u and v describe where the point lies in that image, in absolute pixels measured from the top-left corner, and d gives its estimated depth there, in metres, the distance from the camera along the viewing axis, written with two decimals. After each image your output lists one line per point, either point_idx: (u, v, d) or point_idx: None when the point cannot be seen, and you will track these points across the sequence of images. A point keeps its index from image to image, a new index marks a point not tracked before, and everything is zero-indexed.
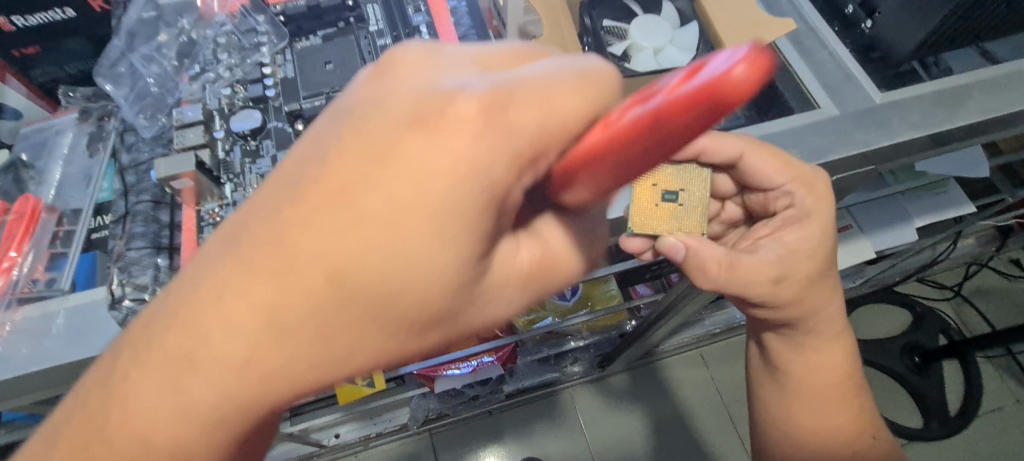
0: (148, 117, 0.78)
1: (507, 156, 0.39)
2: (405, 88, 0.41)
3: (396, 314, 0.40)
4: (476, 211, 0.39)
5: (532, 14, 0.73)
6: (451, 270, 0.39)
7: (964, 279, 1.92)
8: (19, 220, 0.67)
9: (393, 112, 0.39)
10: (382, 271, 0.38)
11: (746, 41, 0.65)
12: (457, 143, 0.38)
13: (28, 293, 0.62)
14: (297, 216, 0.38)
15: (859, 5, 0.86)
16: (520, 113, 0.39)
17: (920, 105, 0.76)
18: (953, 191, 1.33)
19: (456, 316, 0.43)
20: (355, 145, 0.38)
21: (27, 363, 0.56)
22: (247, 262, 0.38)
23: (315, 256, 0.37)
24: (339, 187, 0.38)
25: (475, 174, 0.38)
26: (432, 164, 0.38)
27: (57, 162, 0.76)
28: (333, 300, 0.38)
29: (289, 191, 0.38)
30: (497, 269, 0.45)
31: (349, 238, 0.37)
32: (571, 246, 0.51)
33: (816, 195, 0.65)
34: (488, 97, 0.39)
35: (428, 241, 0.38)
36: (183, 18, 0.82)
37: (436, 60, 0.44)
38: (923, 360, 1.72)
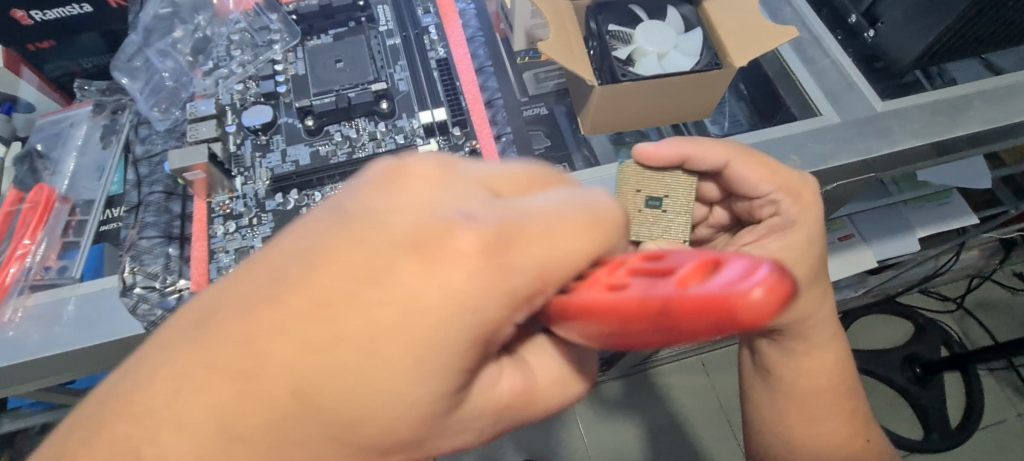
0: (163, 110, 0.79)
1: (502, 299, 0.40)
2: (379, 204, 0.42)
3: (358, 435, 0.41)
4: (449, 348, 0.39)
5: (538, 18, 0.76)
6: (418, 404, 0.40)
7: (967, 292, 1.92)
8: (33, 209, 0.68)
9: (394, 229, 0.40)
10: (349, 390, 0.39)
11: (753, 47, 0.66)
12: (436, 284, 0.39)
13: (40, 280, 0.63)
14: (229, 334, 0.38)
15: (863, 14, 0.86)
16: (522, 255, 0.39)
17: (920, 114, 0.77)
18: (956, 202, 1.34)
19: (418, 445, 0.43)
20: (349, 262, 0.39)
21: (39, 348, 0.57)
22: (210, 366, 0.38)
23: (257, 370, 0.38)
24: (322, 303, 0.38)
25: (461, 318, 0.39)
26: (424, 297, 0.38)
27: (71, 153, 0.77)
28: (293, 415, 0.39)
29: (251, 283, 0.40)
30: (474, 397, 0.44)
31: (323, 356, 0.38)
32: (562, 374, 0.49)
33: (802, 203, 0.66)
34: (490, 232, 0.39)
35: (401, 380, 0.39)
36: (199, 15, 0.84)
37: (447, 176, 0.45)
38: (924, 371, 1.70)
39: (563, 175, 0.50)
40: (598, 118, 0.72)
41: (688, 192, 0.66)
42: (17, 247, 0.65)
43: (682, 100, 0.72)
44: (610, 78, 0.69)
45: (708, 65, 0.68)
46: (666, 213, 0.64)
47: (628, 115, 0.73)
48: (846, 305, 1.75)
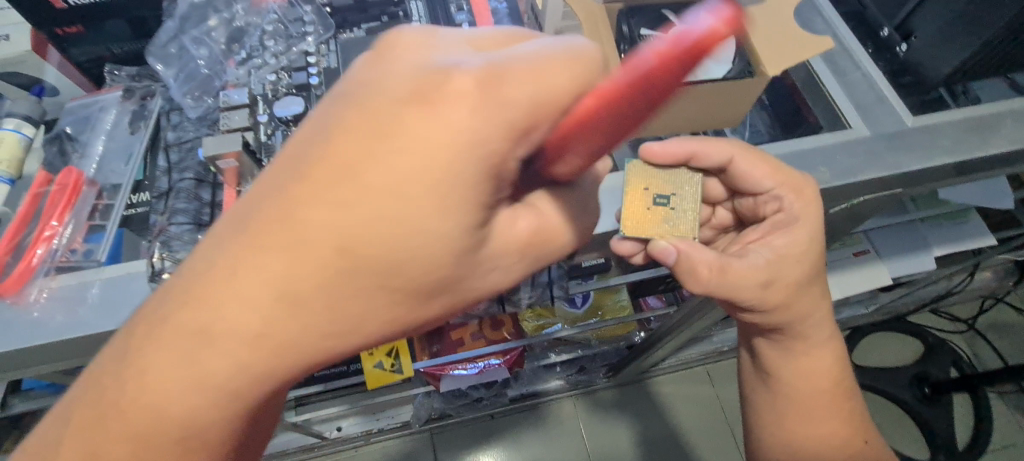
0: (195, 97, 0.80)
1: (502, 127, 0.39)
2: (372, 74, 0.41)
3: (402, 282, 0.41)
4: (473, 175, 0.39)
5: (570, 20, 0.75)
6: (451, 238, 0.40)
7: (978, 313, 1.90)
8: (61, 191, 0.68)
9: (392, 86, 0.40)
10: (386, 233, 0.39)
11: (787, 58, 0.65)
12: (455, 112, 0.38)
13: (66, 263, 0.64)
14: (310, 193, 0.39)
15: (896, 28, 0.86)
16: (514, 88, 0.39)
17: (950, 131, 0.76)
18: (974, 222, 1.31)
19: (459, 281, 0.44)
20: (353, 128, 0.39)
21: (62, 329, 0.57)
22: (257, 241, 0.39)
23: (311, 235, 0.38)
24: (344, 165, 0.39)
25: (465, 147, 0.38)
26: (431, 139, 0.38)
27: (100, 137, 0.77)
28: (341, 268, 0.39)
29: (299, 166, 0.39)
30: (496, 234, 0.45)
31: (346, 209, 0.38)
32: (566, 222, 0.51)
33: (804, 199, 0.66)
34: (482, 74, 0.39)
35: (429, 216, 0.39)
36: (236, 5, 0.85)
37: (431, 41, 0.44)
38: (933, 391, 1.69)
39: (541, 31, 0.48)
40: None
41: (694, 190, 0.65)
42: (44, 229, 0.64)
43: (709, 105, 0.72)
44: None
45: (740, 73, 0.67)
46: (673, 211, 0.63)
47: (655, 121, 0.73)
48: (856, 320, 1.73)
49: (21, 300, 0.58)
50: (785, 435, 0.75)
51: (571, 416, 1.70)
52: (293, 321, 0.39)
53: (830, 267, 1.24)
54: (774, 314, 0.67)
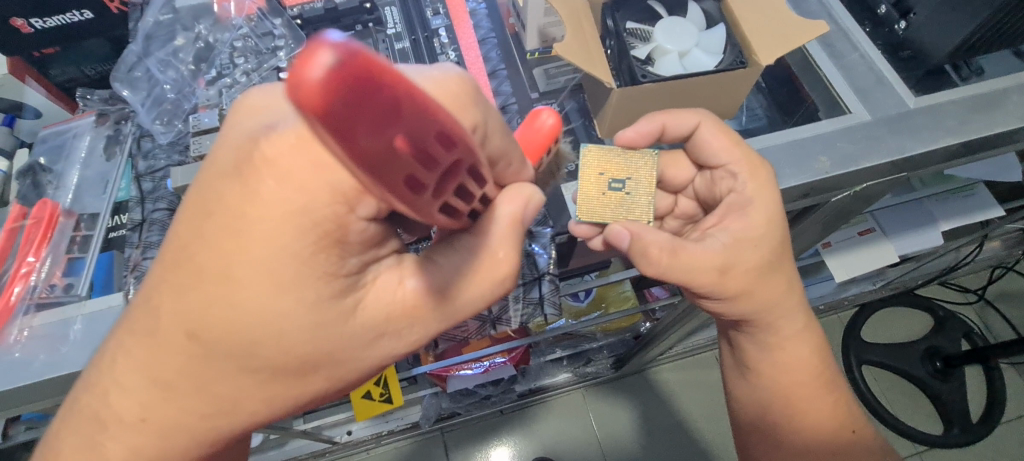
0: (164, 123, 0.78)
1: (325, 195, 0.42)
2: (244, 132, 0.45)
3: (258, 363, 0.47)
4: (291, 270, 0.43)
5: (552, 16, 0.73)
6: (287, 318, 0.45)
7: (988, 283, 1.87)
8: (37, 225, 0.66)
9: (225, 155, 0.44)
10: (230, 321, 0.45)
11: (780, 44, 0.62)
12: (272, 188, 0.42)
13: (45, 299, 0.62)
14: (165, 283, 0.45)
15: (893, 5, 0.82)
16: (329, 150, 0.41)
17: (954, 110, 0.73)
18: (982, 194, 1.27)
19: (332, 354, 0.49)
20: (220, 166, 0.44)
21: (44, 369, 0.55)
22: (162, 285, 0.45)
23: (171, 319, 0.45)
24: (207, 214, 0.44)
25: (300, 218, 0.42)
26: (245, 213, 0.42)
27: (74, 166, 0.75)
28: (197, 354, 0.46)
29: (183, 209, 0.45)
30: (365, 297, 0.48)
31: (185, 295, 0.45)
32: (458, 278, 0.49)
33: (758, 181, 0.62)
34: (298, 134, 0.41)
35: (252, 292, 0.44)
36: (200, 23, 0.82)
37: (277, 102, 0.47)
38: (944, 366, 1.65)
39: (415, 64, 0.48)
40: (615, 122, 0.70)
41: (649, 174, 0.64)
42: (21, 265, 0.63)
43: (703, 100, 0.68)
44: (629, 79, 0.66)
45: (732, 63, 0.64)
46: (628, 196, 0.64)
47: None
48: (863, 298, 1.71)
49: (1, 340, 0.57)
50: (780, 427, 0.72)
51: (581, 407, 1.71)
52: (207, 358, 0.46)
53: (836, 250, 1.22)
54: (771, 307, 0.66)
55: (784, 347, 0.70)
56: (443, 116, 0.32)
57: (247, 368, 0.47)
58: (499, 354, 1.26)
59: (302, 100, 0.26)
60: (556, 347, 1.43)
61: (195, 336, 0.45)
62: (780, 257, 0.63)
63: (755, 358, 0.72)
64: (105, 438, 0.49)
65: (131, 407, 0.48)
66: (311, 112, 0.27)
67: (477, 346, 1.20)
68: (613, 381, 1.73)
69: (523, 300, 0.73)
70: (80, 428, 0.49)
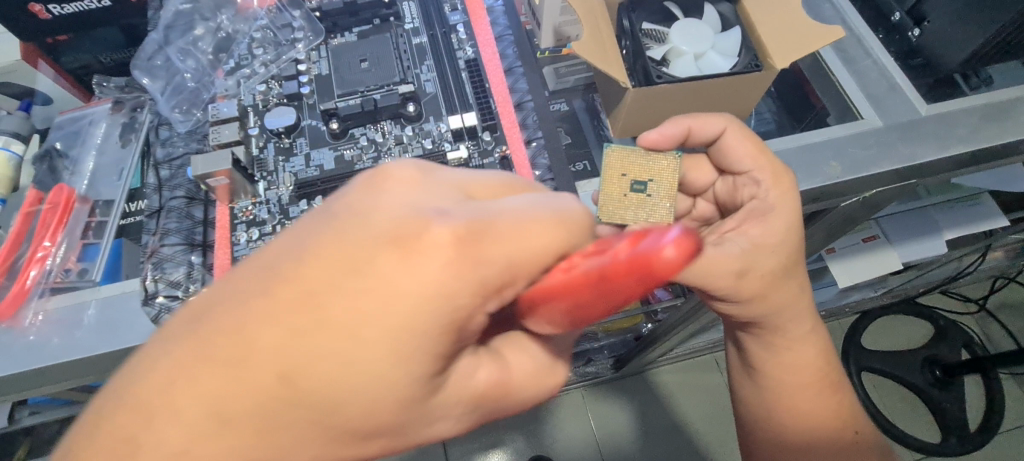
0: (183, 111, 0.77)
1: (473, 290, 0.41)
2: (401, 208, 0.42)
3: (340, 426, 0.41)
4: (425, 347, 0.40)
5: (567, 15, 0.73)
6: (394, 389, 0.40)
7: (990, 293, 1.88)
8: (53, 210, 0.66)
9: (374, 227, 0.41)
10: (334, 384, 0.39)
11: (794, 47, 0.63)
12: (433, 271, 0.39)
13: (60, 284, 0.62)
14: (270, 319, 0.38)
15: (908, 12, 0.82)
16: (492, 251, 0.41)
17: (965, 118, 0.73)
18: (987, 203, 1.27)
19: (406, 427, 0.44)
20: (376, 236, 0.41)
21: (60, 352, 0.56)
22: (267, 315, 0.38)
23: (264, 357, 0.38)
24: (344, 271, 0.40)
25: (444, 304, 0.40)
26: (396, 286, 0.39)
27: (90, 152, 0.76)
28: (281, 399, 0.39)
29: (310, 257, 0.40)
30: (449, 387, 0.44)
31: (294, 344, 0.38)
32: (544, 368, 0.50)
33: (781, 188, 0.63)
34: (463, 229, 0.40)
35: (377, 361, 0.40)
36: (221, 15, 0.82)
37: (425, 180, 0.46)
38: (945, 374, 1.65)
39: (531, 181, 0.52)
40: (629, 122, 0.70)
41: (671, 177, 0.65)
42: (36, 250, 0.63)
43: (717, 102, 0.68)
44: (643, 79, 0.66)
45: (747, 66, 0.65)
46: (650, 198, 0.64)
47: (660, 119, 0.71)
48: (864, 304, 1.71)
49: (17, 323, 0.58)
50: (781, 429, 0.73)
51: (579, 407, 1.71)
52: (285, 407, 0.39)
53: (839, 256, 1.22)
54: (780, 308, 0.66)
55: (789, 351, 0.71)
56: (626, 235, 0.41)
57: (319, 425, 0.41)
58: None
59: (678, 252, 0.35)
60: None
61: (288, 379, 0.39)
62: (792, 259, 0.64)
63: (761, 362, 0.73)
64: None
65: None
66: None
67: None
68: (612, 381, 1.73)
69: None
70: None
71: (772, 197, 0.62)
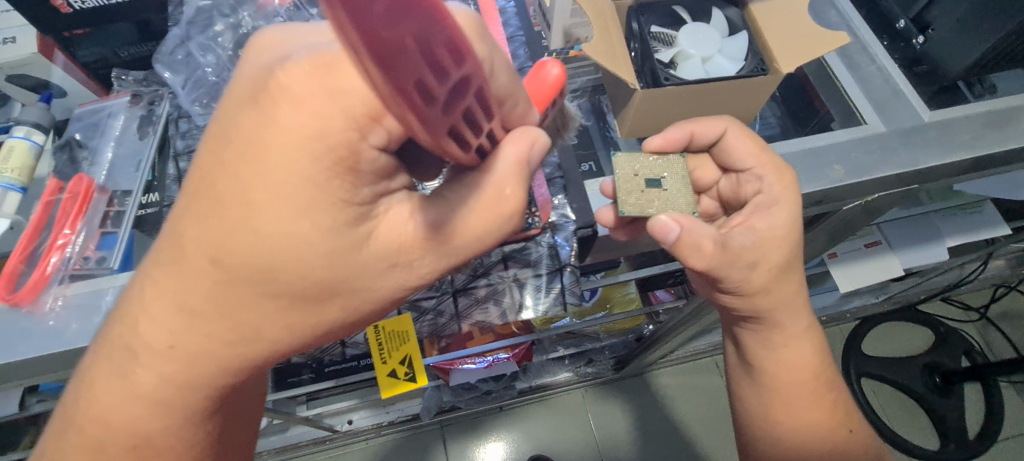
0: (203, 105, 0.80)
1: (336, 121, 0.42)
2: (259, 67, 0.46)
3: (281, 286, 0.48)
4: (319, 193, 0.44)
5: (577, 17, 0.75)
6: (309, 234, 0.46)
7: (991, 302, 1.88)
8: (73, 199, 0.68)
9: (240, 91, 0.45)
10: (256, 245, 0.46)
11: (802, 52, 0.64)
12: (288, 114, 0.43)
13: (80, 270, 0.64)
14: (192, 212, 0.47)
15: (912, 20, 0.83)
16: (342, 81, 0.42)
17: (968, 125, 0.75)
18: (987, 212, 1.28)
19: (339, 274, 0.49)
20: (240, 97, 0.45)
21: (76, 338, 0.58)
22: (196, 209, 0.46)
23: (196, 244, 0.47)
24: (227, 144, 0.45)
25: (316, 145, 0.43)
26: (263, 139, 0.43)
27: (108, 143, 0.77)
28: (224, 278, 0.47)
29: (204, 143, 0.47)
30: (374, 223, 0.48)
31: (214, 221, 0.46)
32: (474, 203, 0.48)
33: (784, 183, 0.64)
34: (308, 72, 0.42)
35: (277, 218, 0.45)
36: (243, 11, 0.86)
37: (293, 40, 0.48)
38: (944, 381, 1.67)
39: None
40: (637, 122, 0.71)
41: (682, 173, 0.65)
42: (57, 237, 0.65)
43: (724, 105, 0.70)
44: (651, 81, 0.67)
45: (753, 70, 0.66)
46: (668, 191, 0.63)
47: (666, 120, 0.72)
48: (866, 310, 1.72)
49: (37, 308, 0.59)
50: (778, 428, 0.74)
51: (580, 406, 1.73)
52: (229, 284, 0.47)
53: (841, 260, 1.23)
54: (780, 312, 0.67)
55: (787, 351, 0.72)
56: (450, 23, 0.32)
57: (267, 293, 0.48)
58: (502, 350, 1.27)
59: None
60: (558, 346, 1.45)
61: (218, 261, 0.47)
62: (792, 260, 0.65)
63: (763, 362, 0.74)
64: (144, 397, 0.51)
65: (171, 366, 0.50)
66: None
67: (482, 340, 1.21)
68: (613, 382, 1.75)
69: (544, 292, 0.74)
70: (118, 391, 0.52)
71: (775, 187, 0.64)
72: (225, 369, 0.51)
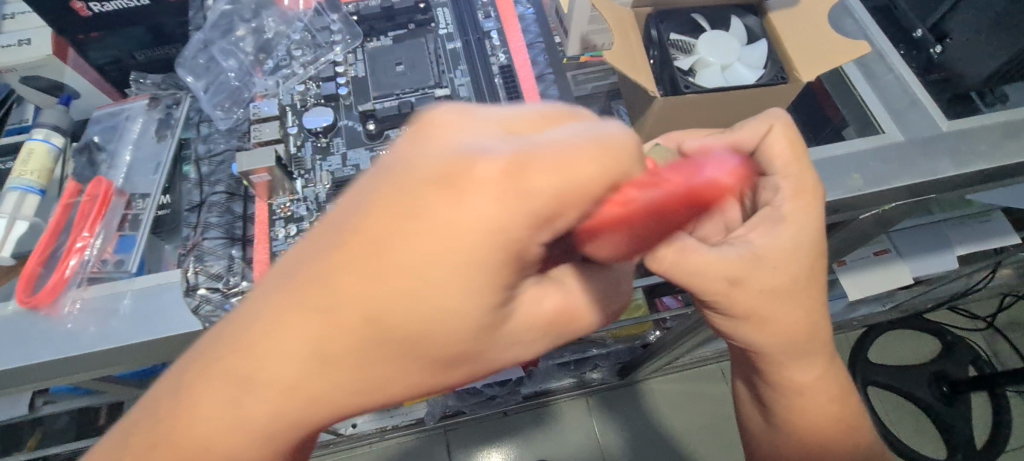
0: (225, 109, 0.82)
1: (525, 219, 0.40)
2: (442, 152, 0.41)
3: (421, 354, 0.44)
4: (484, 279, 0.41)
5: (595, 25, 0.77)
6: (467, 319, 0.42)
7: (997, 311, 1.87)
8: (92, 201, 0.68)
9: (421, 170, 0.41)
10: (420, 321, 0.42)
11: (821, 62, 0.64)
12: (475, 206, 0.39)
13: (98, 274, 0.65)
14: (337, 266, 0.41)
15: (930, 29, 0.83)
16: (538, 181, 0.39)
17: (987, 136, 0.74)
18: (998, 221, 1.26)
19: (466, 358, 0.46)
20: (421, 176, 0.40)
21: (96, 341, 0.57)
22: (345, 264, 0.41)
23: (348, 303, 0.41)
24: (402, 213, 0.40)
25: (498, 240, 0.40)
26: (462, 228, 0.39)
27: (127, 146, 0.78)
28: (370, 337, 0.42)
29: (364, 210, 0.41)
30: (515, 316, 0.46)
31: (373, 282, 0.41)
32: (590, 303, 0.51)
33: (798, 202, 0.63)
34: (509, 163, 0.39)
35: (449, 299, 0.41)
36: (266, 15, 0.86)
37: (468, 121, 0.44)
38: (951, 390, 1.66)
39: (576, 109, 0.48)
40: (656, 129, 0.72)
41: None
42: (76, 240, 0.65)
43: (740, 112, 0.70)
44: (671, 88, 0.68)
45: (773, 79, 0.67)
46: None
47: (683, 124, 0.71)
48: (872, 318, 1.71)
49: (55, 312, 0.59)
50: (791, 437, 0.73)
51: (585, 412, 1.72)
52: (327, 365, 0.43)
53: (849, 268, 1.22)
54: (808, 320, 0.65)
55: (805, 370, 0.69)
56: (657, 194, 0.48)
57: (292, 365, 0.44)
58: None
59: (695, 191, 0.43)
60: (564, 352, 1.44)
61: (373, 320, 0.42)
62: (812, 271, 0.63)
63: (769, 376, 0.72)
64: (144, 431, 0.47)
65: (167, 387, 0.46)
66: (695, 192, 0.43)
67: None
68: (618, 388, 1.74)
69: None
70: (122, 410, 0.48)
71: (785, 210, 0.62)
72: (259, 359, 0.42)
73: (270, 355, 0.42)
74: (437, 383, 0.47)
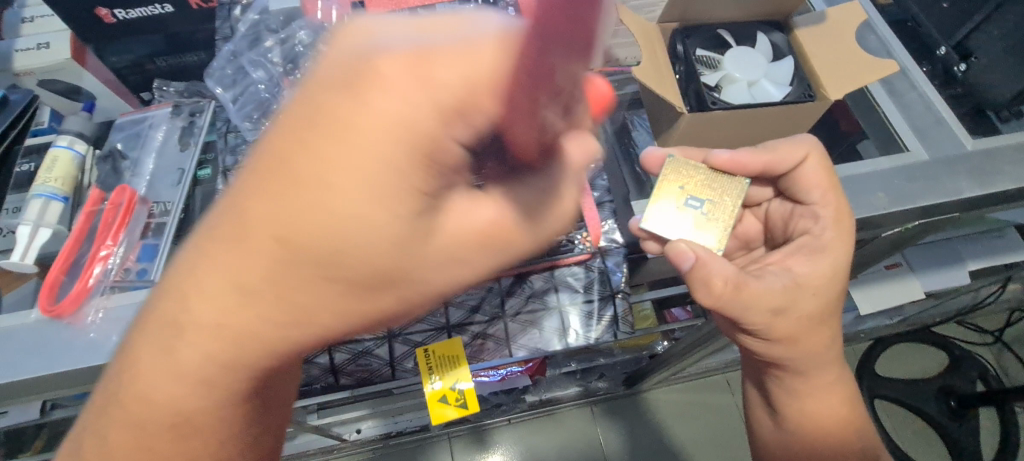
0: (253, 120, 0.81)
1: (432, 107, 0.40)
2: (351, 50, 0.41)
3: (344, 275, 0.40)
4: (407, 182, 0.40)
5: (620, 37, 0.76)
6: (386, 232, 0.40)
7: (1006, 325, 1.86)
8: (116, 209, 0.69)
9: (332, 69, 0.40)
10: (326, 232, 0.39)
11: (849, 82, 0.64)
12: (383, 99, 0.39)
13: (120, 282, 0.65)
14: (257, 193, 0.39)
15: (954, 47, 0.82)
16: (443, 69, 0.40)
17: (1012, 155, 0.73)
18: (1010, 237, 1.27)
19: (401, 280, 0.43)
20: (328, 79, 0.40)
21: (118, 350, 0.57)
22: (261, 187, 0.39)
23: (260, 221, 0.39)
24: (314, 113, 0.39)
25: (407, 130, 0.39)
26: (371, 119, 0.39)
27: (150, 154, 0.78)
28: (283, 259, 0.39)
29: (277, 122, 0.40)
30: (441, 229, 0.44)
31: (279, 200, 0.38)
32: (530, 215, 0.48)
33: (837, 229, 0.62)
34: (409, 56, 0.40)
35: (363, 205, 0.39)
36: (291, 25, 0.85)
37: (377, 28, 0.43)
38: (959, 404, 1.64)
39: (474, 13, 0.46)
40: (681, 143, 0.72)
41: (731, 198, 0.65)
42: (99, 248, 0.66)
43: (767, 129, 0.70)
44: (697, 104, 0.67)
45: (800, 96, 0.66)
46: (704, 213, 0.64)
47: (713, 140, 0.71)
48: (881, 331, 1.70)
49: (78, 321, 0.59)
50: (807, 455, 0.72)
51: (590, 421, 1.71)
52: (290, 263, 0.39)
53: (860, 281, 1.20)
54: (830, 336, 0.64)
55: (820, 388, 0.69)
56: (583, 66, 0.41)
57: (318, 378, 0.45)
58: (516, 363, 1.26)
59: None
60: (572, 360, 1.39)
61: (285, 241, 0.38)
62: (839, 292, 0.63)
63: (785, 392, 0.72)
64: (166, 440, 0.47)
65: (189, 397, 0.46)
66: None
67: None
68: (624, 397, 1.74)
69: (597, 319, 0.78)
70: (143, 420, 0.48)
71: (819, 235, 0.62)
72: (274, 349, 0.43)
73: (193, 297, 0.41)
74: (370, 317, 0.44)
